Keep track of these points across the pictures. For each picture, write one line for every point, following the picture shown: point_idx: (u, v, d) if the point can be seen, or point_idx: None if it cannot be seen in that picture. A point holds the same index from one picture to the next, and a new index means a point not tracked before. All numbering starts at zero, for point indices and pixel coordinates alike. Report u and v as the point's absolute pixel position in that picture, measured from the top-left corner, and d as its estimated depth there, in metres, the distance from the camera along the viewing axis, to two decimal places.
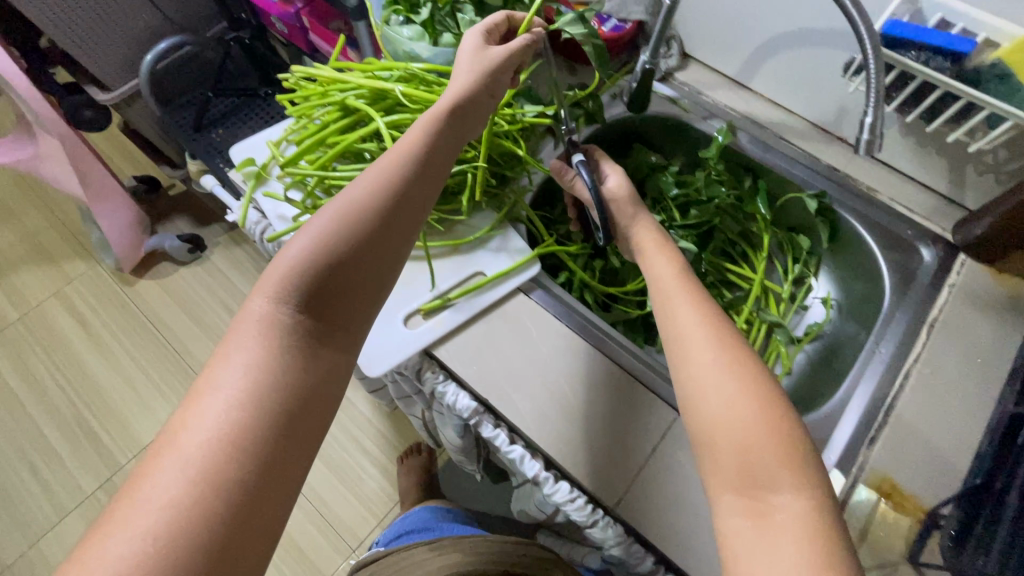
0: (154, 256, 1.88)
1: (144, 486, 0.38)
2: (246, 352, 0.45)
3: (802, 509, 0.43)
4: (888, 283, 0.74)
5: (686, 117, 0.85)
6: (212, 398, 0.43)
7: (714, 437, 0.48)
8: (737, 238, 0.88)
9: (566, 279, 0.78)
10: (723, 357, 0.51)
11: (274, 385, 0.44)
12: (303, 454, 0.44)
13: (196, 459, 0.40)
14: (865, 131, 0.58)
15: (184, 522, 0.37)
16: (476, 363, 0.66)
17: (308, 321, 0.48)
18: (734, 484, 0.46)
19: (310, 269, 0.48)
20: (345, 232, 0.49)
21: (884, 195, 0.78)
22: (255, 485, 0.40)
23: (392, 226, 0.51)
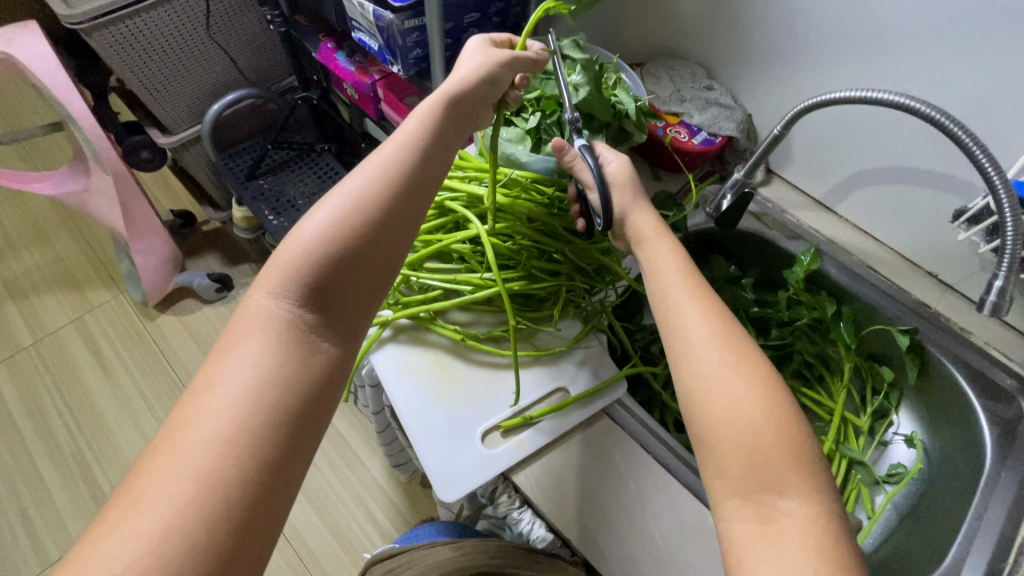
0: (180, 291, 1.85)
1: (145, 481, 0.40)
2: (246, 349, 0.48)
3: (810, 515, 0.42)
4: (988, 436, 0.70)
5: (770, 235, 0.84)
6: (209, 394, 0.44)
7: (717, 440, 0.46)
8: (814, 360, 0.85)
9: (645, 397, 0.74)
10: (728, 352, 0.49)
11: (269, 378, 0.46)
12: (300, 441, 0.45)
13: (194, 453, 0.41)
14: (994, 295, 0.56)
15: (189, 515, 0.39)
16: (555, 492, 0.61)
17: (306, 318, 0.50)
18: (738, 486, 0.44)
19: (310, 269, 0.51)
20: (342, 232, 0.51)
21: (977, 337, 0.76)
22: (259, 476, 0.42)
23: (393, 224, 0.54)
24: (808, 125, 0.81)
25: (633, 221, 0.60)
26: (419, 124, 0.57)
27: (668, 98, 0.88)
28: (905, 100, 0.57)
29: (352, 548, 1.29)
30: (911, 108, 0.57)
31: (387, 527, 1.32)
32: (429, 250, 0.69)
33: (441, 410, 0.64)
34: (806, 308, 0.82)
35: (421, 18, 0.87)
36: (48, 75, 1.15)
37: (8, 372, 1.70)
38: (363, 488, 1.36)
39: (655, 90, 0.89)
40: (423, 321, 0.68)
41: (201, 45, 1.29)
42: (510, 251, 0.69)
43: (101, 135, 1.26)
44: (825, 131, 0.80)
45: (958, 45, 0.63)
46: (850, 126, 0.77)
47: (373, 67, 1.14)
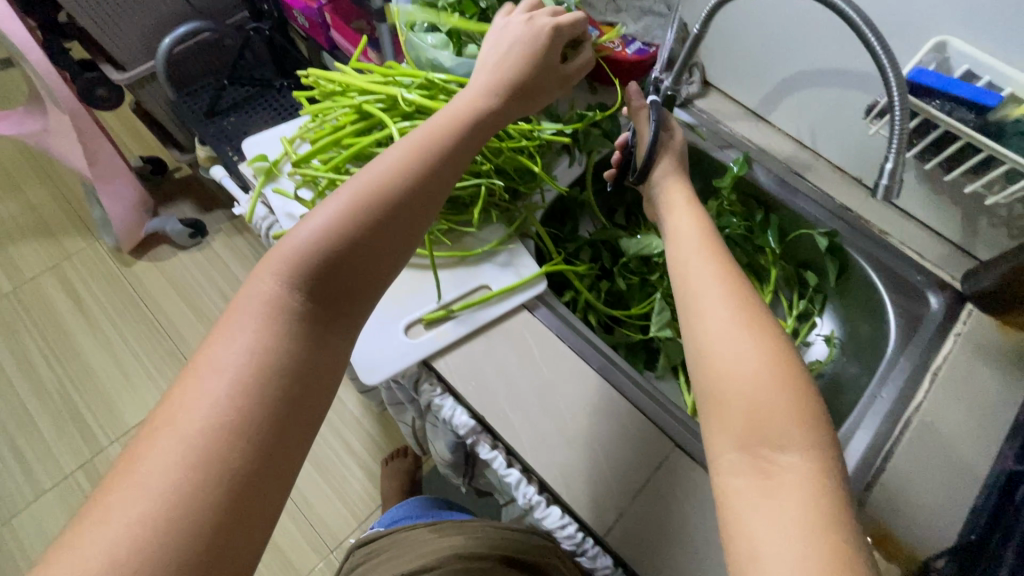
0: (155, 238, 1.86)
1: (135, 472, 0.35)
2: (251, 333, 0.41)
3: (810, 472, 0.40)
4: (894, 324, 0.74)
5: (703, 145, 0.85)
6: (210, 380, 0.39)
7: (720, 392, 0.45)
8: (744, 268, 0.88)
9: (571, 298, 0.78)
10: (737, 308, 0.48)
11: (276, 367, 0.40)
12: (301, 439, 0.40)
13: (192, 443, 0.36)
14: (885, 176, 0.58)
15: (181, 513, 0.34)
16: (475, 378, 0.65)
17: (320, 301, 0.44)
18: (738, 438, 0.43)
19: (326, 244, 0.44)
20: (365, 213, 0.45)
21: (894, 239, 0.78)
22: (251, 476, 0.37)
23: (419, 207, 0.47)
24: (739, 32, 0.81)
25: (667, 190, 0.65)
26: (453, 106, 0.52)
27: (604, 8, 0.87)
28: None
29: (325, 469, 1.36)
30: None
31: (359, 451, 1.39)
32: (350, 153, 0.69)
33: None
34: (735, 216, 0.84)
35: None
36: None
37: None
38: (337, 416, 1.42)
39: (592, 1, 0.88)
40: None
41: None
42: None
43: (52, 71, 1.24)
44: (757, 36, 0.80)
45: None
46: (777, 27, 0.77)
47: None
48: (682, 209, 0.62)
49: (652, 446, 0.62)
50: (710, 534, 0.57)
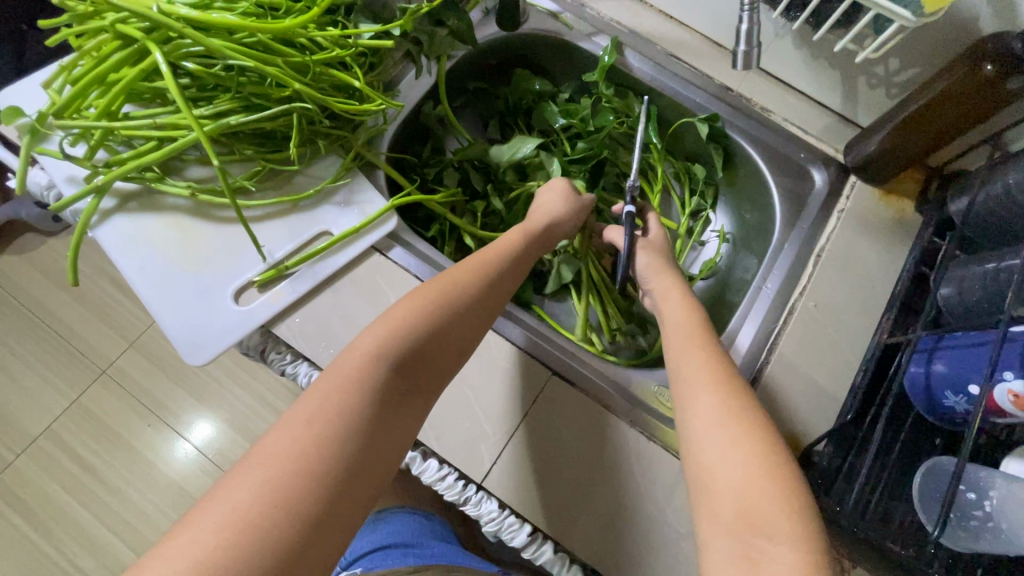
0: (13, 226, 1.63)
1: (218, 498, 0.36)
2: (342, 390, 0.42)
3: (802, 566, 0.36)
4: (780, 210, 0.70)
5: (569, 35, 0.75)
6: (300, 423, 0.40)
7: (711, 481, 0.43)
8: (631, 169, 0.80)
9: (438, 231, 0.70)
10: (724, 398, 0.47)
11: (359, 427, 0.41)
12: (359, 509, 0.39)
13: (272, 482, 0.37)
14: (741, 40, 0.50)
15: (253, 545, 0.34)
16: (325, 338, 0.58)
17: (401, 376, 0.46)
18: (727, 527, 0.40)
19: (415, 328, 0.47)
20: (443, 307, 0.49)
21: (777, 115, 0.72)
22: (312, 536, 0.36)
23: (482, 306, 0.52)
24: None
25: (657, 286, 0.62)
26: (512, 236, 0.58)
27: None
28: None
29: None
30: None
31: None
32: (118, 91, 0.55)
33: (184, 276, 0.57)
34: (613, 113, 0.75)
35: None
36: None
37: None
38: None
39: None
40: (149, 183, 0.58)
41: None
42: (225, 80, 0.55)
43: None
44: None
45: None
46: None
47: None
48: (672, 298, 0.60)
49: (529, 379, 0.58)
50: (593, 461, 0.56)
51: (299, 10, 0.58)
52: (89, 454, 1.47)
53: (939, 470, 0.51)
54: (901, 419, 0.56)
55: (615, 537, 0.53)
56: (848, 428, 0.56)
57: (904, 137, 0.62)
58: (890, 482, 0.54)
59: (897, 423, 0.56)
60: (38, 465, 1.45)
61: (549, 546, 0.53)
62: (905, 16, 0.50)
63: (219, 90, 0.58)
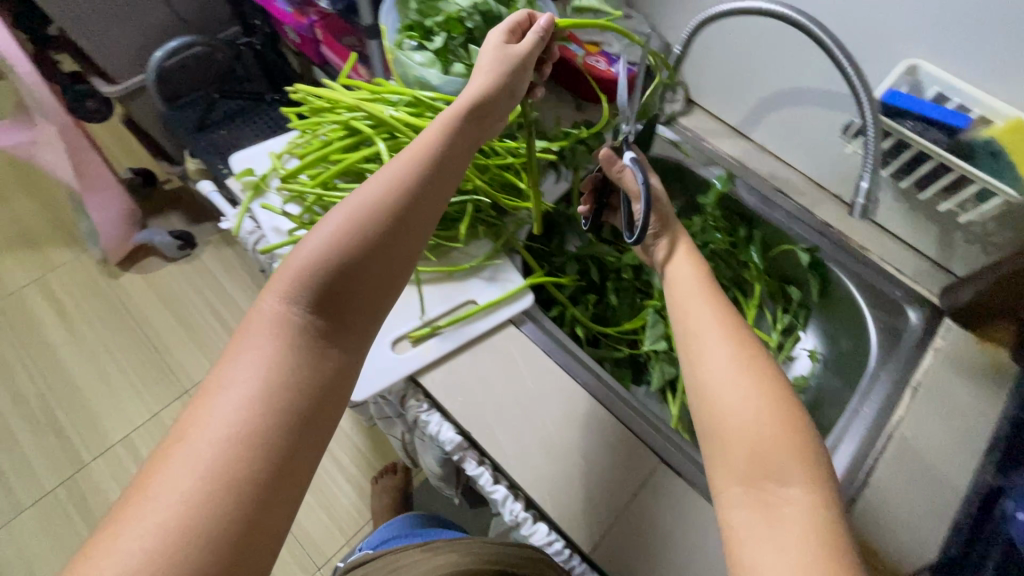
0: (143, 249, 1.85)
1: (156, 480, 0.38)
2: (258, 351, 0.45)
3: (810, 504, 0.44)
4: (875, 341, 0.75)
5: (687, 162, 0.86)
6: (222, 395, 0.42)
7: (724, 429, 0.49)
8: (729, 282, 0.89)
9: (558, 313, 0.78)
10: (737, 351, 0.53)
11: (281, 381, 0.44)
12: (311, 446, 0.44)
13: (206, 453, 0.39)
14: (861, 195, 0.59)
15: (201, 515, 0.37)
16: (462, 394, 0.65)
17: (318, 319, 0.47)
18: (740, 478, 0.47)
19: (321, 264, 0.46)
20: (356, 238, 0.47)
21: (874, 254, 0.80)
22: (266, 483, 0.40)
23: (411, 227, 0.50)
24: (719, 46, 0.83)
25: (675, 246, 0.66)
26: (441, 126, 0.52)
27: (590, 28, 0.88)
28: (763, 5, 0.62)
29: (318, 494, 1.41)
30: (764, 8, 0.62)
31: (346, 465, 1.45)
32: (339, 169, 0.69)
33: None
34: (719, 232, 0.85)
35: None
36: None
37: None
38: None
39: None
40: None
41: None
42: None
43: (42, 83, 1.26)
44: (739, 53, 0.81)
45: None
46: (758, 43, 0.78)
47: (310, 7, 1.13)
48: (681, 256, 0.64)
49: (637, 462, 0.63)
50: (692, 552, 0.58)
51: None
52: None
53: None
54: None
55: None
56: (951, 563, 0.57)
57: (1001, 291, 0.68)
58: None
59: None
60: (108, 470, 1.53)
61: None
62: (1009, 192, 0.58)
63: None
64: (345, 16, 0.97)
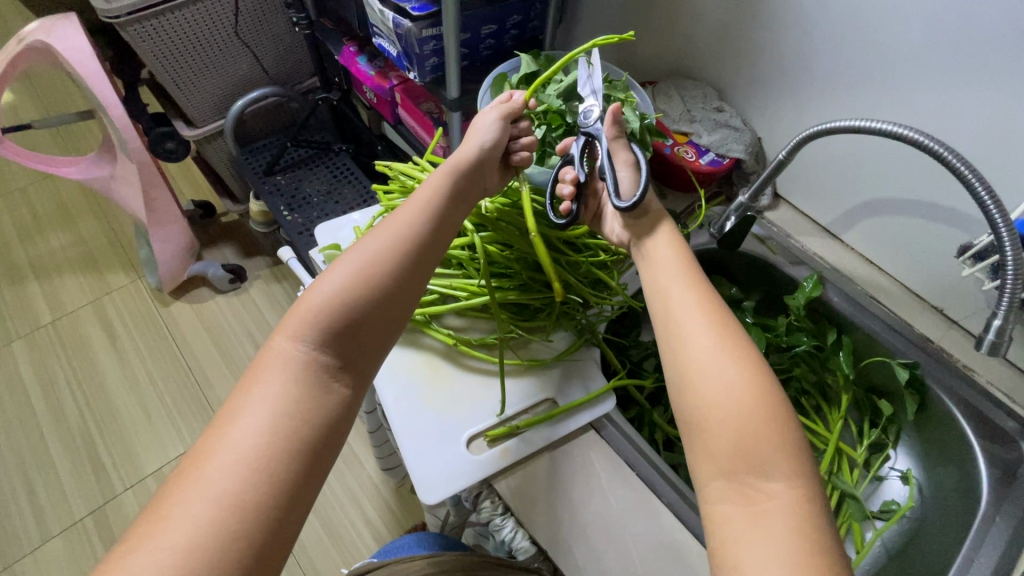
0: (195, 280, 1.88)
1: (173, 508, 0.41)
2: (269, 385, 0.48)
3: (794, 496, 0.43)
4: (986, 476, 0.68)
5: (773, 259, 0.84)
6: (235, 427, 0.45)
7: (708, 415, 0.48)
8: (812, 388, 0.83)
9: (635, 414, 0.74)
10: (720, 337, 0.51)
11: (291, 412, 0.47)
12: (318, 471, 0.47)
13: (222, 481, 0.42)
14: (994, 332, 0.55)
15: (217, 541, 0.40)
16: (539, 504, 0.60)
17: (325, 354, 0.50)
18: (722, 468, 0.46)
19: (334, 306, 0.51)
20: (365, 285, 0.53)
21: (981, 376, 0.74)
22: (277, 508, 0.43)
23: (418, 273, 0.56)
24: (814, 147, 0.81)
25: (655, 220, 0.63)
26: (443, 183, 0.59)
27: (678, 117, 0.88)
28: (882, 126, 0.59)
29: (344, 552, 1.35)
30: (874, 128, 0.60)
31: (375, 522, 1.39)
32: None
33: (428, 413, 0.65)
34: (806, 335, 0.81)
35: (439, 27, 0.89)
36: (83, 65, 1.21)
37: (27, 347, 1.75)
38: (360, 490, 1.43)
39: (665, 109, 0.89)
40: (418, 324, 0.70)
41: (229, 42, 1.34)
42: (512, 261, 0.71)
43: (128, 125, 1.31)
44: (837, 155, 0.79)
45: (986, 73, 0.62)
46: (860, 149, 0.76)
47: (392, 71, 1.17)
48: (664, 234, 0.61)
49: None
50: None
51: None
52: None
53: None
54: None
55: None
56: None
57: None
58: None
59: None
60: (137, 504, 1.51)
61: None
62: None
63: (500, 268, 0.73)
64: (430, 88, 0.99)
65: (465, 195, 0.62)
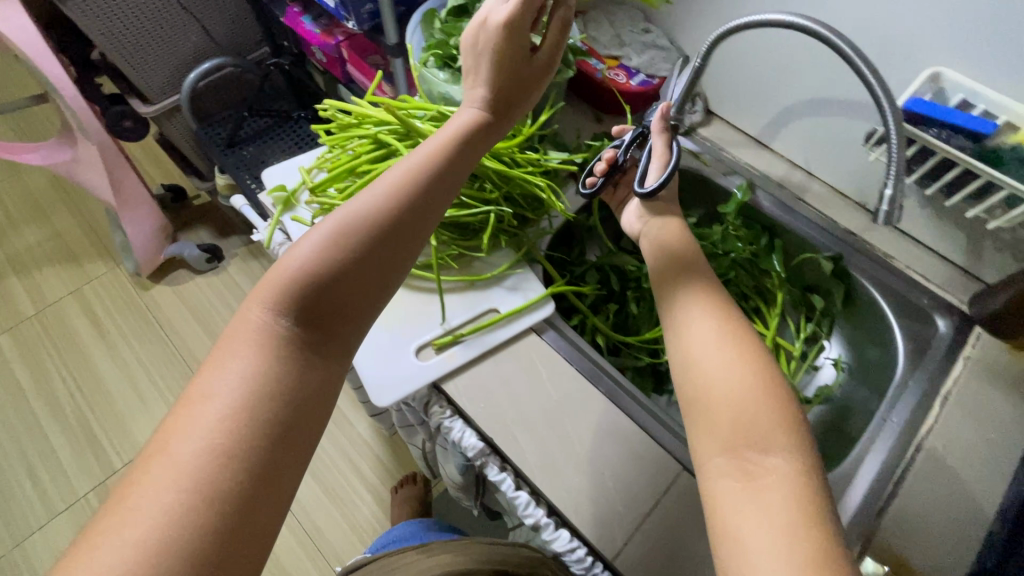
0: (173, 262, 1.91)
1: (132, 496, 0.36)
2: (240, 360, 0.43)
3: (792, 470, 0.42)
4: (902, 350, 0.75)
5: (707, 171, 0.87)
6: (203, 407, 0.40)
7: (706, 395, 0.47)
8: (751, 292, 0.88)
9: (578, 321, 0.80)
10: (722, 326, 0.51)
11: (266, 390, 0.42)
12: (295, 455, 0.42)
13: (188, 466, 0.37)
14: (885, 202, 0.59)
15: (182, 531, 0.35)
16: (485, 400, 0.66)
17: (303, 326, 0.46)
18: (721, 443, 0.45)
19: (311, 272, 0.46)
20: (343, 247, 0.47)
21: (900, 262, 0.79)
22: (248, 494, 0.38)
23: (403, 234, 0.50)
24: (738, 58, 0.84)
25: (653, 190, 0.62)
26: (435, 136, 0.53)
27: (608, 42, 0.90)
28: (784, 17, 0.62)
29: (338, 502, 1.41)
30: (774, 21, 0.63)
31: (366, 473, 1.46)
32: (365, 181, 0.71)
33: (379, 328, 0.70)
34: (740, 241, 0.85)
35: None
36: (28, 45, 1.21)
37: (14, 340, 1.78)
38: (350, 445, 1.49)
39: (595, 36, 0.91)
40: None
41: (174, 13, 1.34)
42: None
43: (82, 104, 1.32)
44: (758, 62, 0.82)
45: None
46: (778, 53, 0.79)
47: (337, 28, 1.18)
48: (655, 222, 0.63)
49: (660, 467, 0.63)
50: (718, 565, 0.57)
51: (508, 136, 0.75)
52: None
53: None
54: None
55: None
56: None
57: None
58: None
59: None
60: None
61: None
62: None
63: None
64: (370, 36, 1.01)
65: (467, 150, 0.55)
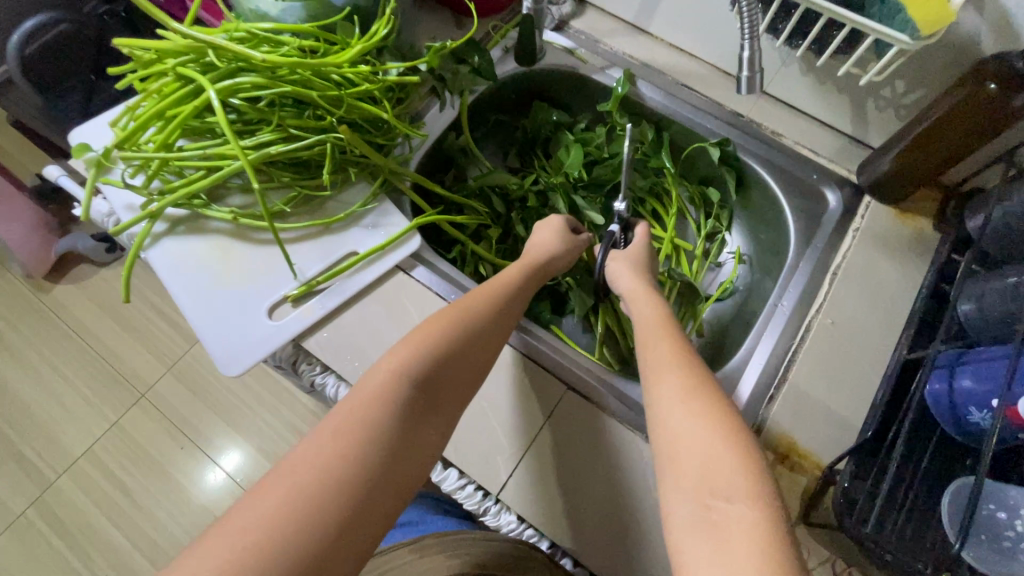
0: (70, 257, 1.63)
1: (246, 504, 0.38)
2: (360, 406, 0.45)
3: (756, 521, 0.37)
4: (794, 231, 0.71)
5: (584, 68, 0.79)
6: (324, 438, 0.42)
7: (671, 447, 0.43)
8: (646, 195, 0.83)
9: (459, 253, 0.74)
10: (686, 378, 0.48)
11: (379, 439, 0.43)
12: (382, 511, 0.41)
13: (298, 488, 0.39)
14: (744, 65, 0.53)
15: (278, 546, 0.36)
16: (351, 352, 0.61)
17: (417, 394, 0.47)
18: (687, 492, 0.40)
19: (426, 351, 0.49)
20: (455, 337, 0.51)
21: (789, 139, 0.74)
22: (337, 532, 0.38)
23: (496, 335, 0.54)
24: None
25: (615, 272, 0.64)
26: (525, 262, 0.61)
27: None
28: None
29: None
30: None
31: None
32: (174, 126, 0.61)
33: (224, 291, 0.62)
34: (627, 140, 0.78)
35: None
36: None
37: None
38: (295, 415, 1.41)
39: None
40: (197, 209, 0.64)
41: None
42: (267, 113, 0.61)
43: None
44: None
45: None
46: None
47: None
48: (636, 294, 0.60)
49: (544, 392, 0.61)
50: (604, 481, 0.56)
51: (336, 52, 0.63)
52: (132, 482, 1.39)
53: (965, 490, 0.49)
54: (927, 436, 0.55)
55: (623, 548, 0.54)
56: (867, 448, 0.54)
57: (916, 153, 0.63)
58: (917, 495, 0.52)
59: (920, 440, 0.54)
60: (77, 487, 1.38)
61: (567, 562, 0.54)
62: (901, 39, 0.51)
63: (262, 124, 0.63)
64: None
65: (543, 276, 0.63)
